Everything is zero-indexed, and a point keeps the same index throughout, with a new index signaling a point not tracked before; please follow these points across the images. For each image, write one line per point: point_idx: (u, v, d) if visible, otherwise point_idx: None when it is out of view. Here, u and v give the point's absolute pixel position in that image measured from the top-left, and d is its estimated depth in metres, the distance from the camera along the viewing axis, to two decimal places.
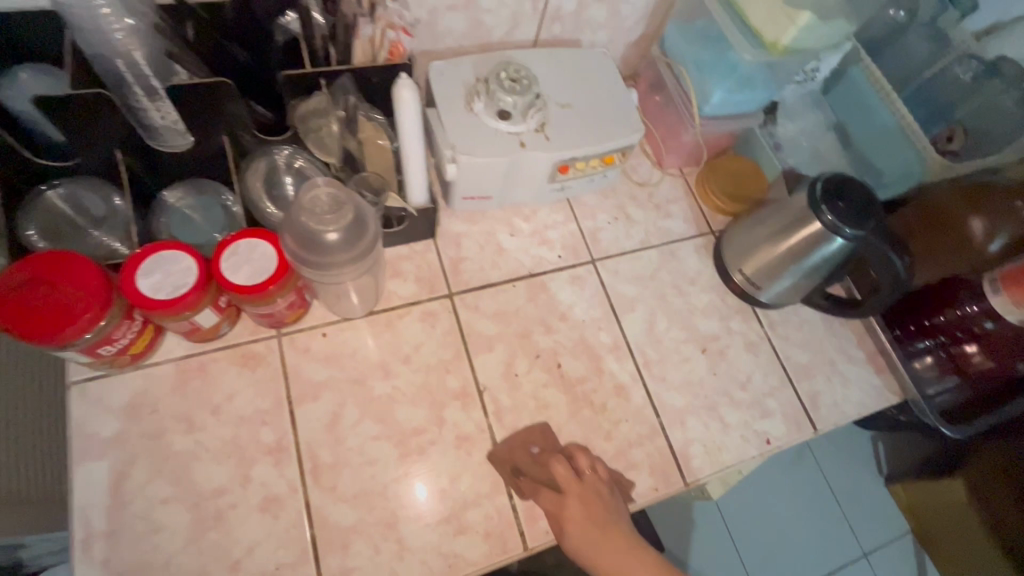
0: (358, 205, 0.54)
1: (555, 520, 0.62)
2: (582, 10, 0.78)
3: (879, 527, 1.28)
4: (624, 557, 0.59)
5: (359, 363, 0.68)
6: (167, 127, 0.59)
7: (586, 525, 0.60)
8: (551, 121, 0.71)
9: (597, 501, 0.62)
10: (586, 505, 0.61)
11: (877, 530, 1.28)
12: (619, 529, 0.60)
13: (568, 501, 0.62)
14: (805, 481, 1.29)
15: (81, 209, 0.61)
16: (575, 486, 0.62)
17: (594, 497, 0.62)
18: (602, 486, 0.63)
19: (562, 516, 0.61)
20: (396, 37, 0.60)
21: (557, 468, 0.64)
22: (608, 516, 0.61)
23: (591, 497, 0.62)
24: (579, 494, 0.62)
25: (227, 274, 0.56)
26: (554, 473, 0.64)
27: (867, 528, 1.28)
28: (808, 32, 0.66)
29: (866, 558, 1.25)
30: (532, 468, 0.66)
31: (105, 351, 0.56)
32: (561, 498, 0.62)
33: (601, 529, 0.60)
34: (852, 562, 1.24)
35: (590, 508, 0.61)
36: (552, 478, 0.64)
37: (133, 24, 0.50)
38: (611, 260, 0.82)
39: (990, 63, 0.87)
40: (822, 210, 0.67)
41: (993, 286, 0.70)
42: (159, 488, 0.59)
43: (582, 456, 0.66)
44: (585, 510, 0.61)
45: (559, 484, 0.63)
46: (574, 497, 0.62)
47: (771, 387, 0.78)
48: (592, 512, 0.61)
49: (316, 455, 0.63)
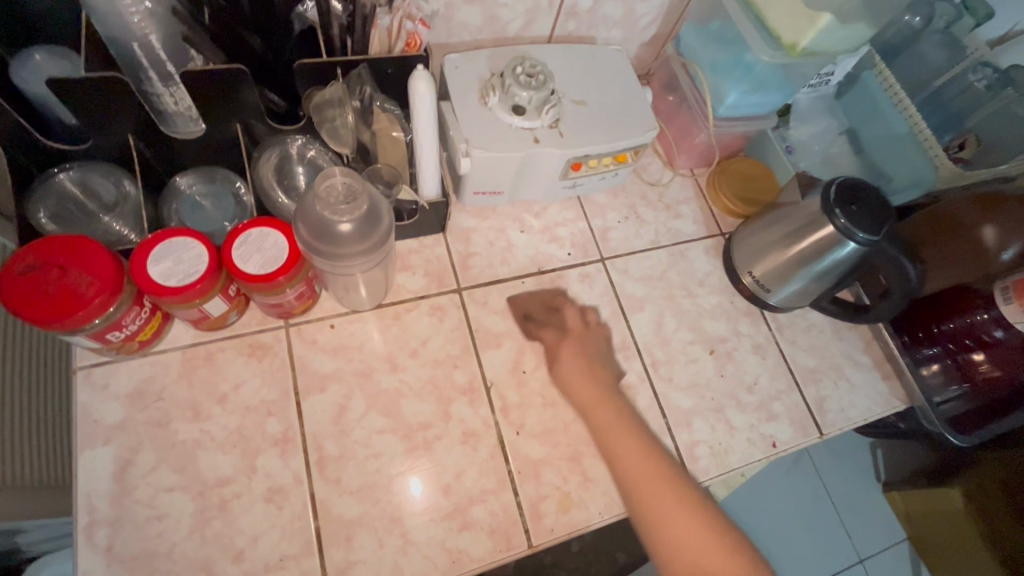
0: (372, 197, 0.54)
1: (551, 354, 0.70)
2: (598, 8, 0.78)
3: (876, 534, 1.28)
4: (620, 426, 0.64)
5: (367, 356, 0.68)
6: (179, 112, 0.60)
7: (584, 374, 0.67)
8: (565, 117, 0.71)
9: (591, 346, 0.70)
10: (583, 348, 0.70)
11: (875, 537, 1.28)
12: (613, 396, 0.66)
13: (568, 337, 0.70)
14: (803, 486, 1.29)
15: (92, 193, 0.60)
16: (578, 329, 0.72)
17: (591, 342, 0.71)
18: (602, 339, 0.73)
19: (559, 351, 0.69)
20: (415, 28, 0.59)
21: (568, 316, 0.73)
22: (600, 372, 0.68)
23: (590, 340, 0.71)
24: (580, 339, 0.71)
25: (238, 262, 0.56)
26: (565, 317, 0.73)
27: (865, 535, 1.27)
28: (827, 35, 0.65)
29: (863, 565, 1.25)
30: (544, 316, 0.74)
31: (114, 337, 0.56)
32: (563, 336, 0.71)
33: (593, 377, 0.67)
34: (849, 568, 1.24)
35: (585, 350, 0.69)
36: (562, 323, 0.73)
37: (150, 8, 0.50)
38: (620, 259, 0.81)
39: (1004, 71, 0.86)
40: (836, 214, 0.66)
41: (1004, 294, 0.70)
42: (164, 476, 0.58)
43: (593, 313, 0.75)
44: (582, 352, 0.69)
45: (566, 326, 0.72)
46: (574, 336, 0.71)
47: (777, 390, 0.77)
48: (588, 353, 0.69)
49: (322, 447, 0.62)
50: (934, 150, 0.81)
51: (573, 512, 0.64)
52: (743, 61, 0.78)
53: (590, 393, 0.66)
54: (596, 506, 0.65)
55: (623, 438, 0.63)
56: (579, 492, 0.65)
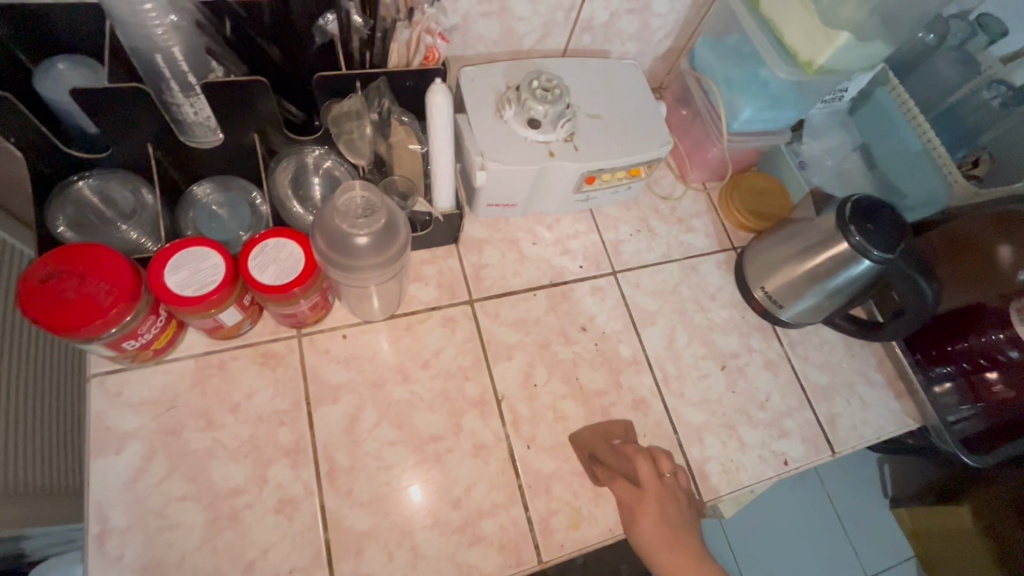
0: (390, 210, 0.54)
1: (623, 499, 0.63)
2: (614, 21, 0.78)
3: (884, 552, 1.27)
4: (684, 562, 0.60)
5: (379, 367, 0.68)
6: (197, 122, 0.60)
7: (659, 524, 0.61)
8: (580, 131, 0.71)
9: (673, 502, 0.63)
10: (665, 512, 0.62)
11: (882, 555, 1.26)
12: (688, 538, 0.61)
13: (647, 499, 0.62)
14: (810, 502, 1.28)
15: (110, 201, 0.61)
16: (656, 487, 0.63)
17: (672, 500, 0.63)
18: (681, 490, 0.64)
19: (637, 515, 0.62)
20: (433, 42, 0.60)
21: (638, 465, 0.65)
22: (688, 540, 0.61)
23: (669, 499, 0.63)
24: (658, 496, 0.62)
25: (254, 272, 0.56)
26: (635, 467, 0.65)
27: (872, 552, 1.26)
28: (844, 53, 0.65)
29: None
30: (610, 458, 0.67)
31: (129, 346, 0.56)
32: (640, 497, 0.63)
33: (659, 501, 0.62)
34: None
35: (668, 515, 0.62)
36: (632, 471, 0.65)
37: (175, 21, 0.50)
38: (632, 272, 0.81)
39: (1019, 89, 0.85)
40: (851, 231, 0.66)
41: (1020, 315, 0.70)
42: (176, 485, 0.58)
43: (665, 459, 0.66)
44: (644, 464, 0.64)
45: (638, 478, 0.64)
46: (652, 499, 0.62)
47: (789, 407, 0.77)
48: (669, 515, 0.62)
49: (333, 458, 0.62)
50: (949, 168, 0.81)
51: (583, 528, 0.64)
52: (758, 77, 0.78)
53: (662, 538, 0.61)
54: (607, 523, 0.65)
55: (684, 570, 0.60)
56: (590, 508, 0.65)
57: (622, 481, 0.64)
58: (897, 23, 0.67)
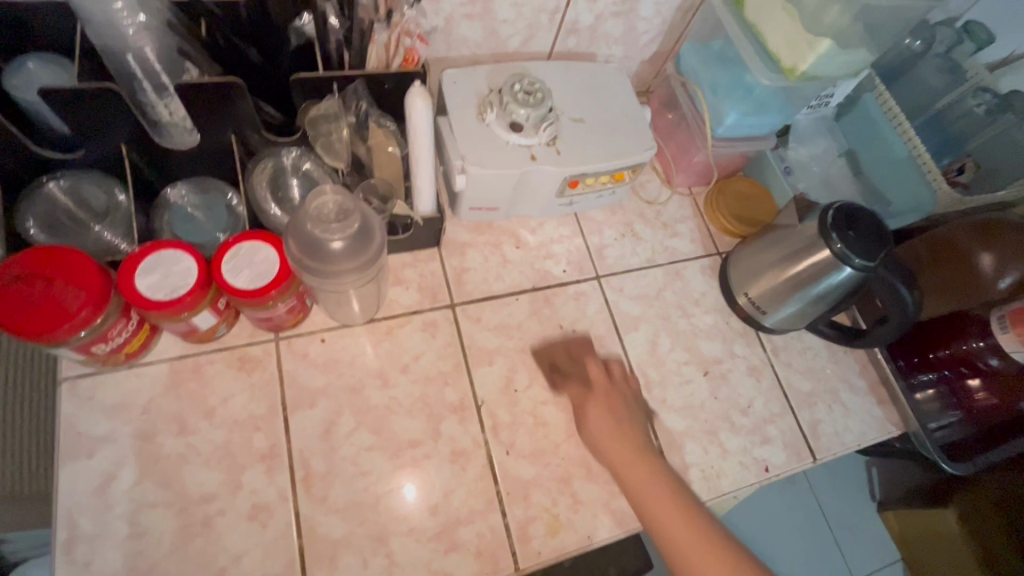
0: (365, 214, 0.53)
1: (578, 409, 0.67)
2: (599, 24, 0.77)
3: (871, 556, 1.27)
4: (654, 480, 0.62)
5: (357, 371, 0.67)
6: (174, 123, 0.58)
7: (623, 445, 0.64)
8: (562, 135, 0.71)
9: (633, 429, 0.65)
10: (613, 405, 0.66)
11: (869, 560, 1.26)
12: (647, 452, 0.64)
13: (594, 393, 0.67)
14: (797, 506, 1.28)
15: (83, 202, 0.60)
16: (603, 383, 0.68)
17: (618, 396, 0.67)
18: (628, 391, 0.69)
19: (585, 403, 0.67)
20: (412, 45, 0.59)
21: (591, 369, 0.70)
22: (630, 426, 0.65)
23: (617, 397, 0.67)
24: (605, 393, 0.67)
25: (227, 276, 0.55)
26: (587, 370, 0.70)
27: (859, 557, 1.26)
28: (828, 60, 0.65)
29: None
30: (569, 365, 0.72)
31: (99, 350, 0.55)
32: (588, 394, 0.68)
33: (620, 428, 0.65)
34: None
35: (613, 406, 0.66)
36: (585, 375, 0.70)
37: (145, 20, 0.50)
38: (616, 277, 0.81)
39: (1003, 97, 0.85)
40: (833, 239, 0.66)
41: (1001, 322, 0.69)
42: (147, 491, 0.57)
43: (616, 365, 0.72)
44: (610, 408, 0.66)
45: (589, 381, 0.69)
46: (600, 395, 0.67)
47: (772, 413, 0.77)
48: (625, 426, 0.65)
49: (309, 464, 0.61)
50: (935, 176, 0.81)
51: (562, 535, 0.64)
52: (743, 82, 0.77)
53: (620, 452, 0.63)
54: (585, 529, 0.64)
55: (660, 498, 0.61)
56: (569, 515, 0.65)
57: (576, 380, 0.70)
58: (881, 30, 0.67)
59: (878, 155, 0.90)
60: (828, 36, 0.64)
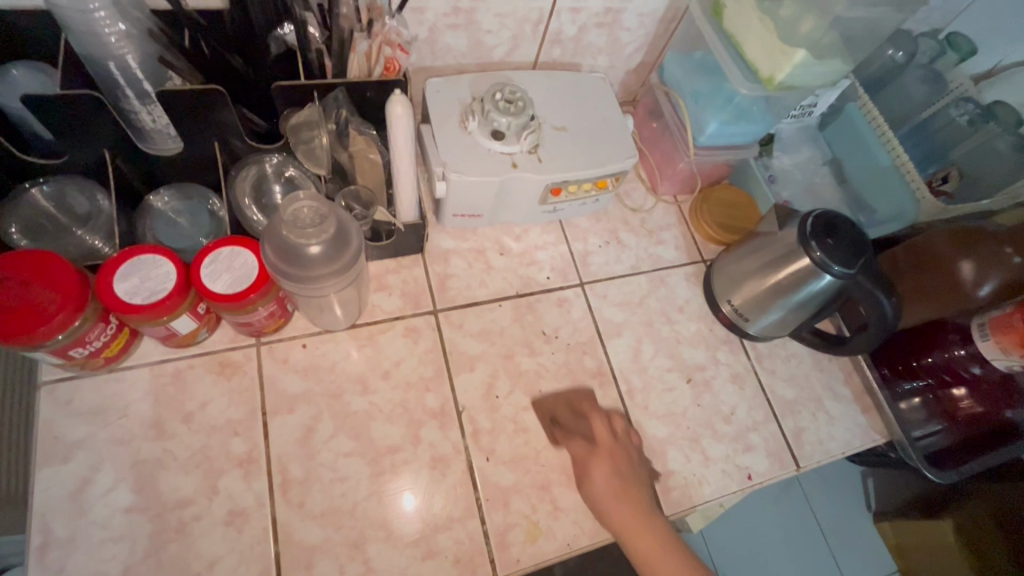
0: (341, 217, 0.54)
1: (581, 468, 0.64)
2: (583, 35, 0.79)
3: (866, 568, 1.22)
4: (636, 511, 0.61)
5: (338, 376, 0.67)
6: (157, 130, 0.60)
7: (612, 480, 0.62)
8: (544, 143, 0.71)
9: (625, 463, 0.64)
10: (617, 463, 0.63)
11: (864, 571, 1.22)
12: (652, 514, 0.61)
13: (599, 452, 0.64)
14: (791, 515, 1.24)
15: (65, 207, 0.61)
16: (609, 443, 0.65)
17: (622, 452, 0.64)
18: (633, 448, 0.66)
19: (590, 463, 0.63)
20: (393, 54, 0.60)
21: (596, 425, 0.67)
22: (634, 489, 0.62)
23: (621, 452, 0.64)
24: (609, 448, 0.64)
25: (205, 281, 0.55)
26: (592, 426, 0.67)
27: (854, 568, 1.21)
28: (803, 70, 0.66)
29: None
30: (570, 421, 0.70)
31: (77, 354, 0.55)
32: (593, 452, 0.64)
33: (624, 484, 0.62)
34: None
35: (615, 459, 0.63)
36: (589, 431, 0.67)
37: (125, 29, 0.51)
38: (599, 284, 0.81)
39: (985, 107, 0.86)
40: (812, 246, 0.66)
41: (981, 331, 0.70)
42: (123, 496, 0.57)
43: (619, 420, 0.69)
44: (616, 468, 0.63)
45: (593, 435, 0.66)
46: (605, 452, 0.64)
47: (755, 421, 0.77)
48: (619, 466, 0.63)
49: (286, 469, 0.61)
50: (917, 184, 0.82)
51: (540, 542, 0.63)
52: (724, 90, 0.78)
53: (614, 489, 0.62)
54: (564, 536, 0.64)
55: (642, 523, 0.60)
56: (548, 522, 0.64)
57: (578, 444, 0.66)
58: (857, 40, 0.68)
59: (861, 164, 0.91)
60: (802, 47, 0.65)
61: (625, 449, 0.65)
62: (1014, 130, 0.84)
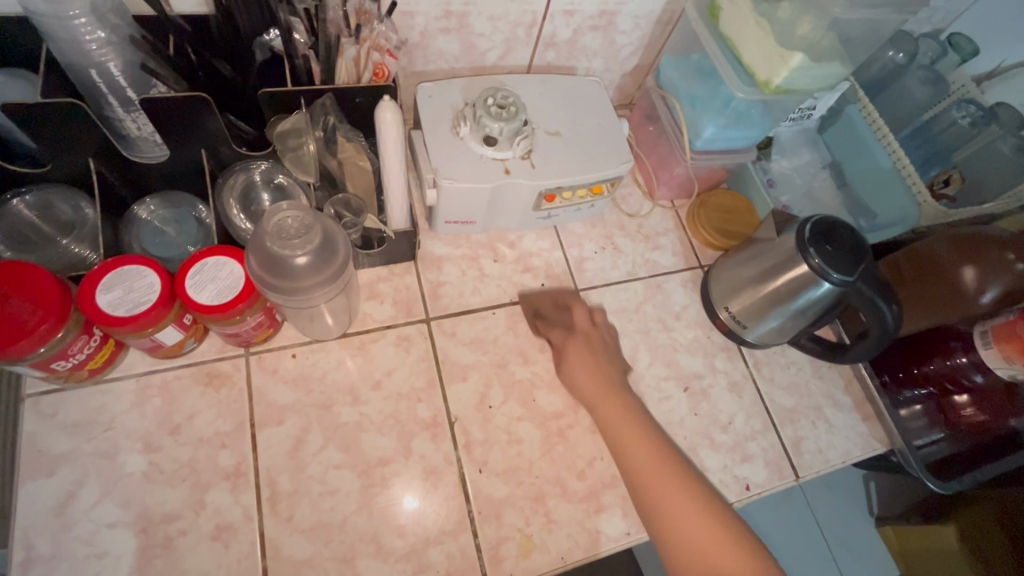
0: (326, 227, 0.53)
1: (559, 352, 0.71)
2: (577, 38, 0.77)
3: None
4: (640, 436, 0.63)
5: (328, 387, 0.66)
6: (142, 137, 0.60)
7: (587, 365, 0.68)
8: (537, 148, 0.70)
9: (601, 354, 0.70)
10: (636, 416, 0.65)
11: None
12: (626, 397, 0.67)
13: (575, 340, 0.71)
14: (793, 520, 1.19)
15: (50, 217, 0.60)
16: (587, 330, 0.72)
17: (598, 341, 0.71)
18: (609, 339, 0.73)
19: (566, 348, 0.70)
20: (382, 59, 0.59)
21: (576, 316, 0.74)
22: (607, 367, 0.69)
23: (597, 340, 0.72)
24: (585, 337, 0.71)
25: (190, 292, 0.54)
26: (573, 317, 0.74)
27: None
28: (801, 73, 0.64)
29: None
30: (553, 314, 0.75)
31: (60, 367, 0.54)
32: (570, 338, 0.71)
33: (600, 370, 0.68)
34: None
35: (591, 347, 0.70)
36: (569, 321, 0.74)
37: (105, 36, 0.50)
38: (595, 290, 0.80)
39: (988, 108, 0.85)
40: (810, 252, 0.65)
41: (984, 338, 0.69)
42: (108, 510, 0.56)
43: (599, 315, 0.75)
44: (590, 349, 0.70)
45: (573, 325, 0.73)
46: (582, 341, 0.71)
47: (753, 431, 0.75)
48: (595, 353, 0.70)
49: (275, 482, 0.60)
50: (918, 187, 0.80)
51: (533, 556, 0.62)
52: (721, 93, 0.76)
53: (591, 373, 0.68)
54: (558, 550, 0.63)
55: (647, 451, 0.62)
56: (542, 536, 0.63)
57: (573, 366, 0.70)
58: (856, 43, 0.67)
59: (861, 167, 0.89)
60: (800, 49, 0.64)
61: (605, 346, 0.72)
62: (1016, 131, 0.83)
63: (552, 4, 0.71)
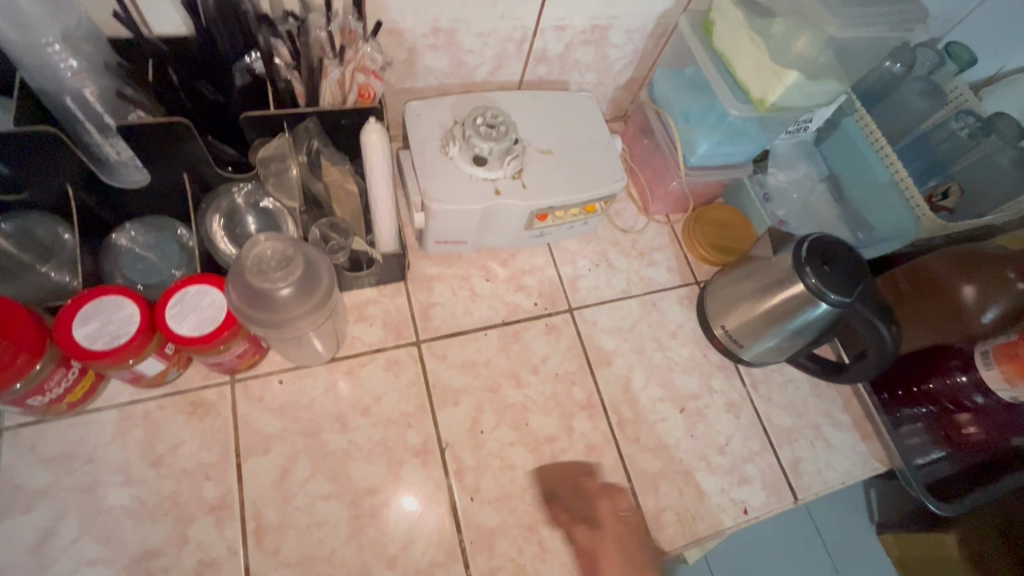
0: (309, 256, 0.52)
1: (588, 557, 0.62)
2: (569, 53, 0.76)
3: None
4: None
5: (316, 413, 0.65)
6: (123, 162, 0.58)
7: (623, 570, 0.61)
8: (528, 168, 0.69)
9: (634, 547, 0.62)
10: (625, 547, 0.62)
11: None
12: None
13: (604, 542, 0.62)
14: None
15: (28, 244, 0.59)
16: (614, 527, 0.63)
17: (630, 532, 0.63)
18: (641, 530, 0.64)
19: (596, 555, 0.62)
20: (367, 80, 0.58)
21: (599, 503, 0.65)
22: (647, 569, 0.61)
23: (630, 535, 0.63)
24: (615, 534, 0.63)
25: (171, 323, 0.53)
26: (595, 504, 0.65)
27: None
28: (796, 91, 0.63)
29: None
30: (572, 498, 0.66)
31: (36, 402, 0.52)
32: (599, 539, 0.62)
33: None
34: None
35: (624, 545, 0.62)
36: (591, 510, 0.65)
37: (77, 64, 0.49)
38: (589, 309, 0.78)
39: (987, 119, 0.83)
40: (806, 272, 0.64)
41: (985, 358, 0.67)
42: (88, 547, 0.55)
43: (624, 495, 0.67)
44: (625, 553, 0.62)
45: (597, 517, 0.64)
46: (613, 539, 0.62)
47: (751, 452, 0.74)
48: (630, 554, 0.62)
49: (260, 514, 0.59)
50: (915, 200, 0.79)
51: None
52: (716, 108, 0.75)
53: None
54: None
55: None
56: (535, 565, 0.62)
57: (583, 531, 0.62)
58: (854, 60, 0.65)
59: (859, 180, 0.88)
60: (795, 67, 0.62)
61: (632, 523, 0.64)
62: (1016, 143, 0.82)
63: (543, 20, 0.69)
